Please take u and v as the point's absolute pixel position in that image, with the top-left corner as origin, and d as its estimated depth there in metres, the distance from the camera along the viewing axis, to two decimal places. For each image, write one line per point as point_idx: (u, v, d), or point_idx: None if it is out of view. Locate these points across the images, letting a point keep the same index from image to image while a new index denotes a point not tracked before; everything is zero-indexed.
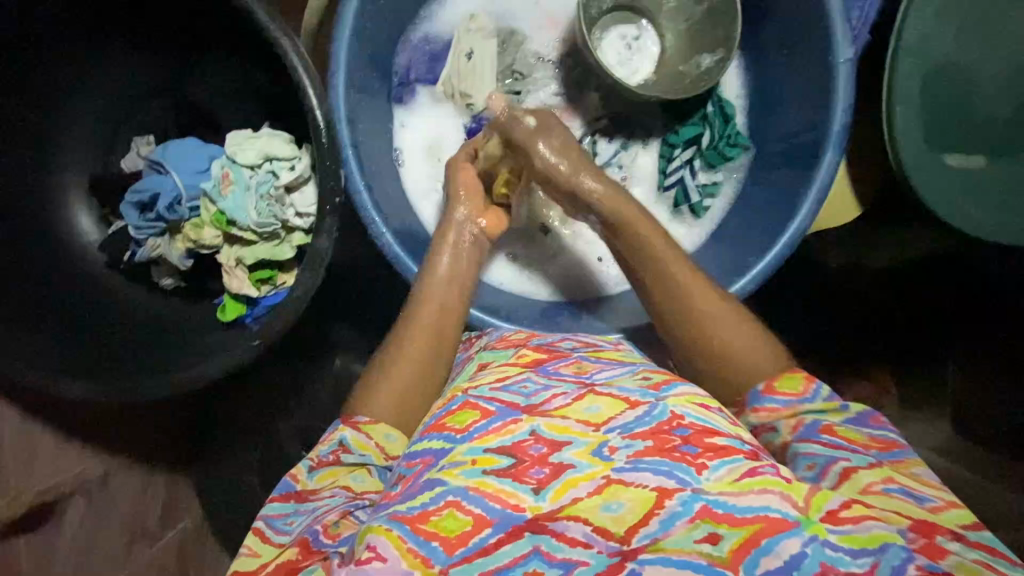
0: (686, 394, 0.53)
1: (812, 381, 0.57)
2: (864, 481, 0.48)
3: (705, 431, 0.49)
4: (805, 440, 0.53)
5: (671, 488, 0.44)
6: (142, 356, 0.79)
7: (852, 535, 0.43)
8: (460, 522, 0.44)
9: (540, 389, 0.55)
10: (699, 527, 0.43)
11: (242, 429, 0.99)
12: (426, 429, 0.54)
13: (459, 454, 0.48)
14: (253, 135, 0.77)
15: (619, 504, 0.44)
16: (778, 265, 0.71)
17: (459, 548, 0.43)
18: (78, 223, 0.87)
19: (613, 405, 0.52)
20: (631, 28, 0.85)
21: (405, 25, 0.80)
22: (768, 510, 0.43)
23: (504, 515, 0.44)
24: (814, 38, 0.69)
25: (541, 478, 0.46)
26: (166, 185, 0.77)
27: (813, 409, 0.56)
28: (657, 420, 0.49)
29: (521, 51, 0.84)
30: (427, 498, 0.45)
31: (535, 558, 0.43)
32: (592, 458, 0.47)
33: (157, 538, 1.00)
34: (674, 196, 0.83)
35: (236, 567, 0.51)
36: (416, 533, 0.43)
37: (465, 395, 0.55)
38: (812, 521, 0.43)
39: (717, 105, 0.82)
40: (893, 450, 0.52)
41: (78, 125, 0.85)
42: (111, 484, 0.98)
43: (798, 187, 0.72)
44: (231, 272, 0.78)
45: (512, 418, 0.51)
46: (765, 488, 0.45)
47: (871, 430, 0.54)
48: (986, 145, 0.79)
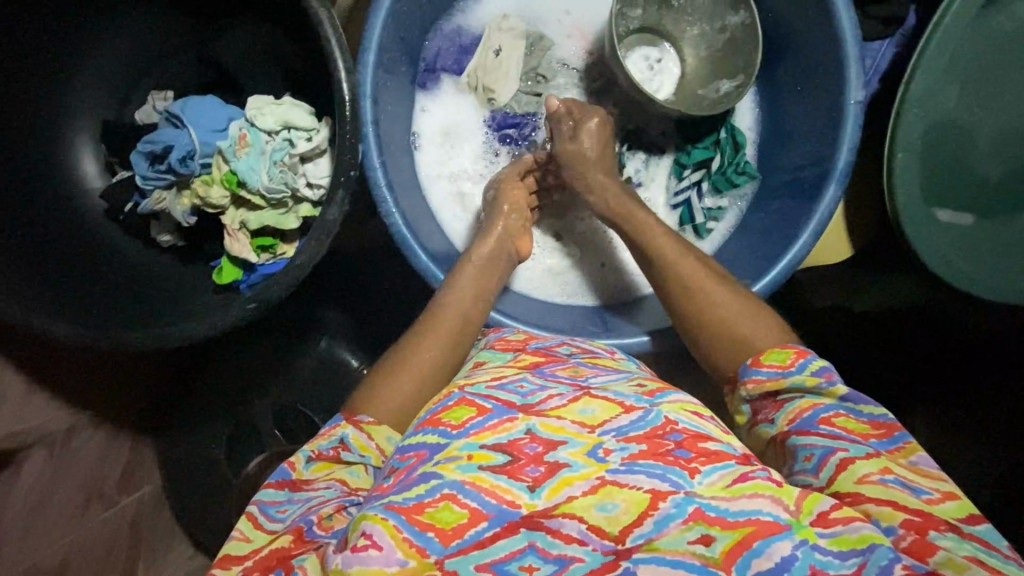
0: (679, 402, 0.55)
1: (802, 355, 0.58)
2: (861, 472, 0.48)
3: (696, 437, 0.50)
4: (802, 432, 0.53)
5: (665, 490, 0.45)
6: (132, 308, 0.78)
7: (842, 537, 0.44)
8: (456, 515, 0.44)
9: (537, 390, 0.55)
10: (693, 529, 0.44)
11: (219, 398, 0.98)
12: (421, 422, 0.54)
13: (454, 449, 0.48)
14: (276, 101, 0.77)
15: (614, 505, 0.45)
16: (772, 290, 0.73)
17: (454, 540, 0.44)
18: (82, 167, 0.86)
19: (608, 409, 0.52)
20: (654, 50, 0.86)
21: (439, 14, 0.81)
22: (760, 514, 0.44)
23: (499, 510, 0.45)
24: (829, 76, 0.72)
25: (536, 476, 0.46)
26: (180, 139, 0.75)
27: (799, 385, 0.57)
28: (650, 425, 0.51)
29: (545, 57, 0.84)
30: (422, 490, 0.46)
31: (531, 553, 0.43)
32: (587, 459, 0.47)
33: (114, 503, 0.99)
34: (680, 214, 0.84)
35: (226, 550, 0.50)
36: (411, 523, 0.44)
37: (462, 392, 0.55)
38: (801, 526, 0.44)
39: (729, 132, 0.83)
40: (894, 435, 0.52)
41: (94, 71, 0.85)
42: (74, 440, 0.96)
43: (799, 215, 0.74)
44: (234, 235, 0.77)
45: (508, 416, 0.51)
46: (757, 493, 0.45)
47: (871, 411, 0.54)
48: (977, 204, 0.82)
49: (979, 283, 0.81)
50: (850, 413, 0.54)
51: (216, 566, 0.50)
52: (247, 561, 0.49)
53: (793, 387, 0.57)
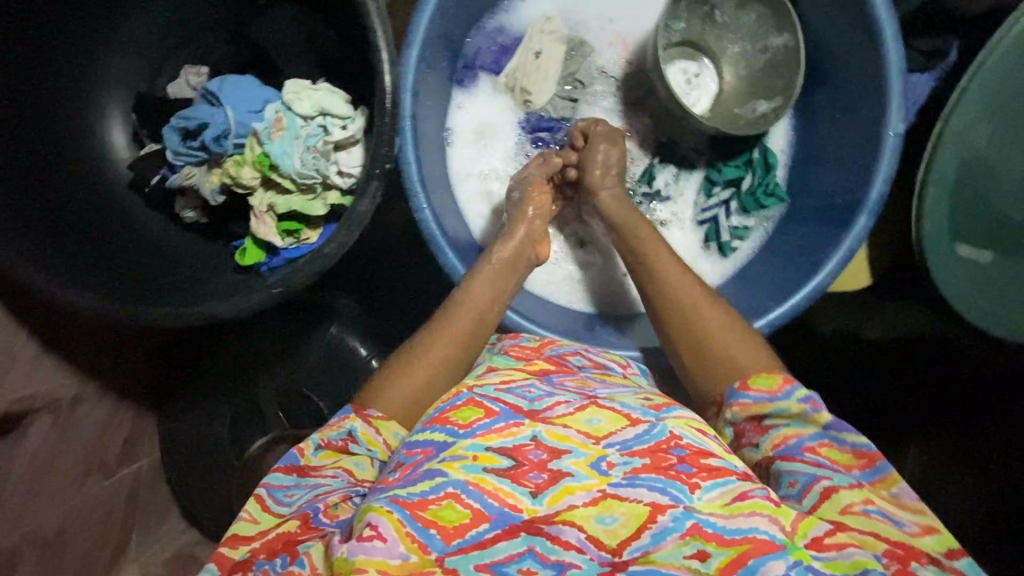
0: (685, 418, 0.55)
1: (790, 382, 0.57)
2: (845, 502, 0.49)
3: (700, 453, 0.51)
4: (787, 458, 0.54)
5: (664, 504, 0.46)
6: (152, 283, 0.78)
7: (835, 562, 0.45)
8: (459, 514, 0.45)
9: (543, 396, 0.55)
10: (690, 544, 0.45)
11: (226, 373, 1.00)
12: (429, 419, 0.55)
13: (460, 448, 0.49)
14: (312, 86, 0.77)
15: (613, 518, 0.46)
16: (795, 315, 0.73)
17: (456, 539, 0.44)
18: (110, 136, 0.86)
19: (614, 420, 0.52)
20: (693, 64, 0.86)
21: (483, 12, 0.81)
22: (755, 532, 0.45)
23: (500, 513, 0.45)
24: (869, 106, 0.72)
25: (539, 482, 0.47)
26: (215, 117, 0.75)
27: (784, 410, 0.56)
28: (654, 439, 0.51)
29: (585, 63, 0.84)
30: (427, 486, 0.46)
31: (529, 557, 0.44)
32: (589, 471, 0.48)
33: (111, 474, 1.01)
34: (706, 231, 0.84)
35: (233, 531, 0.51)
36: (415, 518, 0.44)
37: (470, 392, 0.55)
38: (796, 547, 0.46)
39: (762, 153, 0.83)
40: (876, 465, 0.52)
41: (130, 42, 0.84)
42: (78, 411, 0.95)
43: (825, 242, 0.75)
44: (261, 217, 0.77)
45: (515, 420, 0.51)
46: (755, 512, 0.47)
47: (853, 439, 0.54)
48: (998, 242, 0.82)
49: (995, 320, 0.81)
50: (834, 442, 0.54)
51: (223, 545, 0.50)
52: (254, 543, 0.49)
53: (779, 413, 0.56)
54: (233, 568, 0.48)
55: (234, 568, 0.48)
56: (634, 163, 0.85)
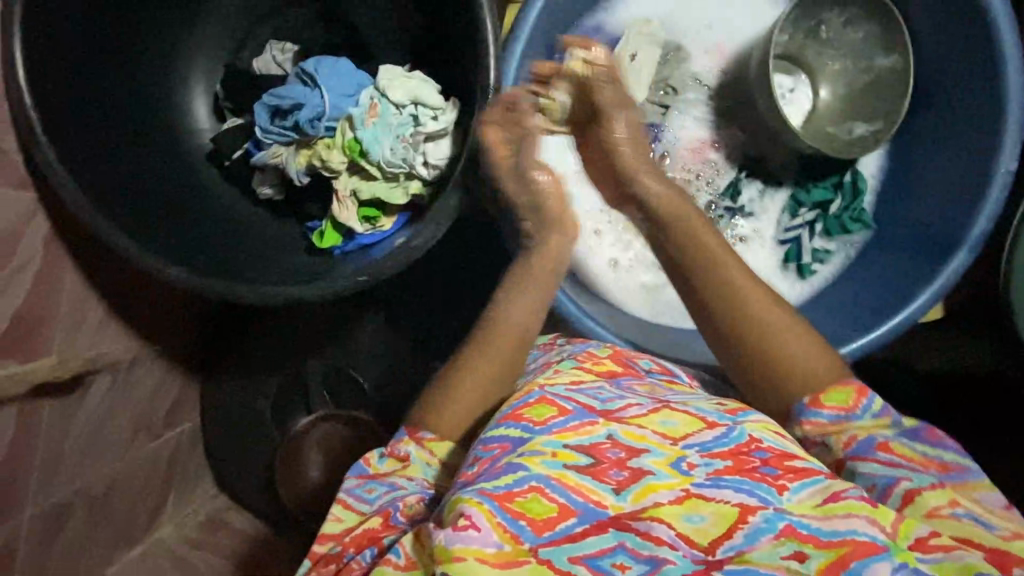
0: (761, 421, 0.53)
1: (865, 394, 0.54)
2: (930, 505, 0.47)
3: (783, 456, 0.49)
4: (860, 459, 0.52)
5: (754, 505, 0.44)
6: (230, 257, 0.78)
7: (943, 563, 0.43)
8: (546, 507, 0.43)
9: (615, 398, 0.56)
10: (785, 545, 0.42)
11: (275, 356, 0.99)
12: (502, 416, 0.53)
13: (538, 444, 0.48)
14: (407, 74, 0.75)
15: (701, 517, 0.44)
16: (878, 346, 0.72)
17: (547, 531, 0.43)
18: (194, 109, 0.86)
19: (690, 423, 0.52)
20: (788, 79, 0.83)
21: (584, 9, 0.78)
22: (855, 534, 0.43)
23: (587, 509, 0.44)
24: (979, 138, 0.70)
25: (620, 480, 0.46)
26: (310, 98, 0.74)
27: (861, 425, 0.53)
28: (736, 441, 0.50)
29: (680, 69, 0.82)
30: (510, 480, 0.44)
31: (621, 552, 0.42)
32: (671, 470, 0.47)
33: (158, 436, 1.02)
34: (787, 251, 0.82)
35: (322, 531, 0.54)
36: (505, 509, 0.43)
37: (542, 391, 0.54)
38: (901, 549, 0.43)
39: (854, 176, 0.81)
40: (952, 470, 0.51)
41: (220, 14, 0.85)
42: (135, 371, 0.96)
43: (919, 273, 0.73)
44: (343, 201, 0.77)
45: (589, 420, 0.51)
46: (850, 513, 0.44)
47: (931, 449, 0.52)
48: None
49: None
50: (910, 446, 0.52)
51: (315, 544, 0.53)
52: (341, 542, 0.52)
53: (859, 427, 0.53)
54: (329, 558, 0.51)
55: (331, 558, 0.51)
56: (720, 176, 0.83)
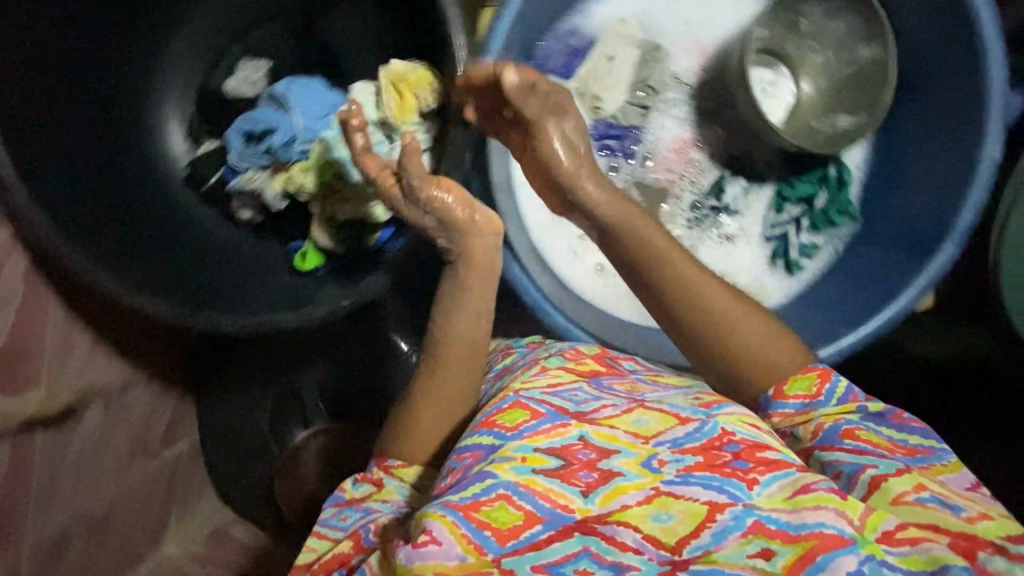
0: (736, 414, 0.54)
1: (827, 379, 0.57)
2: (896, 491, 0.48)
3: (755, 447, 0.50)
4: (827, 447, 0.53)
5: (723, 503, 0.46)
6: (213, 284, 0.77)
7: (909, 557, 0.44)
8: (511, 516, 0.45)
9: (590, 399, 0.56)
10: (752, 543, 0.44)
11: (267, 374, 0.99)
12: (477, 424, 0.54)
13: (509, 450, 0.49)
14: (380, 90, 0.75)
15: (669, 515, 0.46)
16: (867, 343, 0.72)
17: (511, 540, 0.44)
18: (168, 135, 0.84)
19: (663, 420, 0.54)
20: (769, 73, 0.82)
21: (559, 13, 0.77)
22: (823, 526, 0.44)
23: (553, 515, 0.46)
24: (966, 132, 0.69)
25: (590, 482, 0.47)
26: (282, 122, 0.73)
27: (825, 412, 0.56)
28: (707, 437, 0.51)
29: (660, 68, 0.80)
30: (478, 488, 0.46)
31: (585, 557, 0.44)
32: (641, 469, 0.48)
33: (155, 456, 1.02)
34: (774, 248, 0.82)
35: (297, 562, 0.55)
36: (470, 520, 0.44)
37: (517, 395, 0.55)
38: (868, 542, 0.44)
39: (839, 170, 0.80)
40: (917, 455, 0.52)
41: (190, 34, 0.82)
42: (127, 396, 0.96)
43: (904, 269, 0.72)
44: (323, 224, 0.76)
45: (562, 422, 0.52)
46: (821, 505, 0.45)
47: (893, 433, 0.54)
48: None
49: None
50: (872, 429, 0.54)
51: None
52: (313, 569, 0.53)
53: (824, 414, 0.56)
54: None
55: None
56: (704, 175, 0.82)
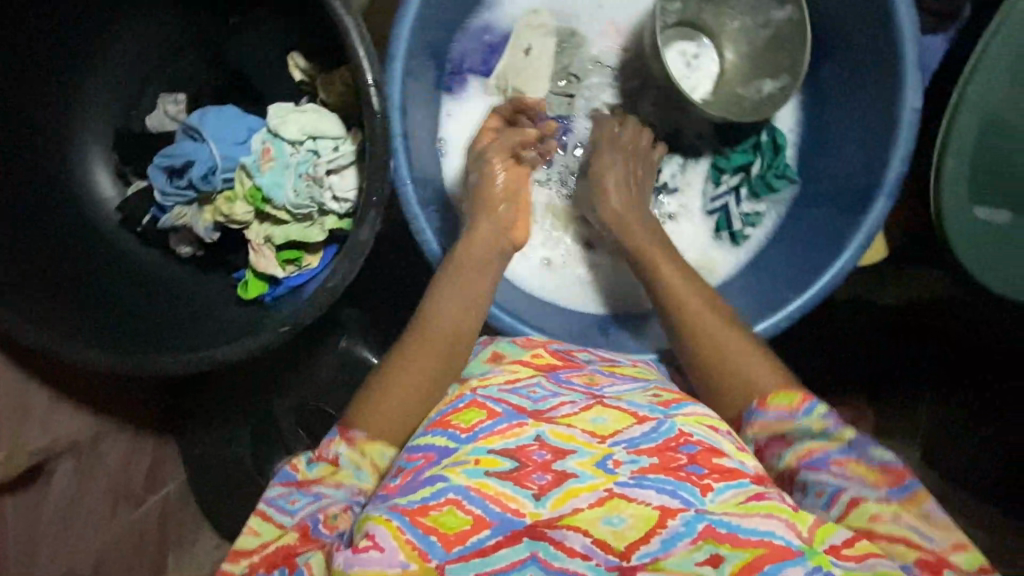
0: (695, 415, 0.52)
1: (808, 399, 0.55)
2: (872, 511, 0.48)
3: (712, 450, 0.48)
4: (811, 469, 0.52)
5: (675, 508, 0.44)
6: (153, 328, 0.76)
7: (855, 571, 0.44)
8: (460, 520, 0.43)
9: (548, 396, 0.53)
10: (702, 549, 0.42)
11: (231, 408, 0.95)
12: (430, 423, 0.52)
13: (463, 454, 0.46)
14: (298, 108, 0.74)
15: (620, 519, 0.43)
16: (814, 306, 0.71)
17: (457, 546, 0.42)
18: (96, 179, 0.83)
19: (620, 419, 0.50)
20: (692, 45, 0.82)
21: (469, 11, 0.78)
22: (771, 536, 0.43)
23: (503, 519, 0.43)
24: (884, 85, 0.69)
25: (542, 484, 0.45)
26: (200, 153, 0.73)
27: (805, 430, 0.54)
28: (663, 437, 0.48)
29: (578, 55, 0.82)
30: (427, 492, 0.44)
31: (532, 564, 0.42)
32: (595, 470, 0.46)
33: (140, 502, 0.97)
34: (717, 221, 0.82)
35: (236, 545, 0.51)
36: (416, 525, 0.42)
37: (473, 394, 0.52)
38: (815, 552, 0.43)
39: (771, 134, 0.80)
40: (902, 483, 0.50)
41: (102, 76, 0.81)
42: (101, 447, 0.92)
43: (843, 228, 0.72)
44: (260, 250, 0.75)
45: (518, 421, 0.49)
46: (771, 514, 0.44)
47: (878, 457, 0.52)
48: (1019, 206, 0.78)
49: (1017, 290, 0.78)
50: (858, 460, 0.52)
51: (227, 560, 0.50)
52: (256, 557, 0.49)
53: (802, 431, 0.54)
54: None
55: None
56: None
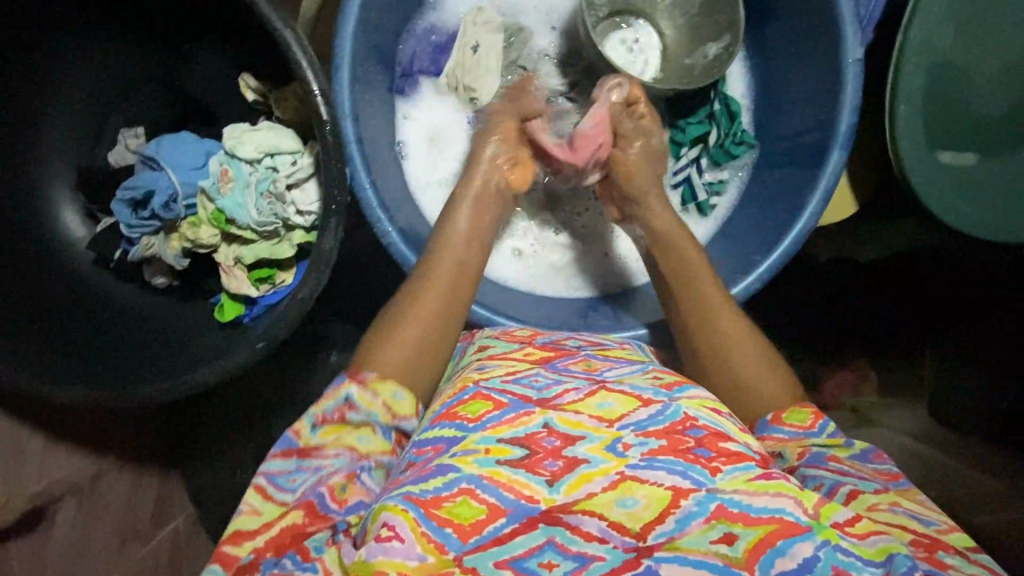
0: (698, 399, 0.50)
1: (820, 416, 0.54)
2: (871, 501, 0.46)
3: (717, 434, 0.46)
4: (812, 465, 0.50)
5: (686, 487, 0.42)
6: (132, 359, 0.76)
7: (859, 546, 0.41)
8: (474, 510, 0.41)
9: (552, 384, 0.51)
10: (715, 528, 0.40)
11: (225, 433, 0.93)
12: (437, 416, 0.49)
13: (471, 443, 0.44)
14: (251, 128, 0.75)
15: (634, 501, 0.41)
16: (783, 265, 0.72)
17: (474, 536, 0.40)
18: (63, 220, 0.84)
19: (626, 402, 0.48)
20: (629, 31, 0.85)
21: (411, 15, 0.79)
22: (782, 512, 0.41)
23: (517, 506, 0.41)
24: (824, 40, 0.70)
25: (554, 471, 0.43)
26: (160, 181, 0.74)
27: (819, 445, 0.52)
28: (669, 419, 0.46)
29: (526, 47, 0.84)
30: (440, 483, 0.42)
31: (549, 549, 0.39)
32: (605, 454, 0.43)
33: (149, 538, 0.93)
34: (682, 193, 0.83)
35: (234, 527, 0.46)
36: (430, 517, 0.40)
37: (477, 386, 0.50)
38: (823, 527, 0.41)
39: (722, 103, 0.81)
40: (898, 481, 0.49)
41: (60, 116, 0.81)
42: (100, 486, 0.90)
43: (803, 185, 0.72)
44: (230, 271, 0.76)
45: (525, 410, 0.47)
46: (781, 492, 0.42)
47: (877, 463, 0.51)
48: (980, 144, 0.78)
49: (988, 226, 0.78)
50: (859, 462, 0.51)
51: (224, 544, 0.45)
52: (261, 537, 0.45)
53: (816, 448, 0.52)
54: (240, 568, 0.44)
55: (241, 568, 0.44)
56: None
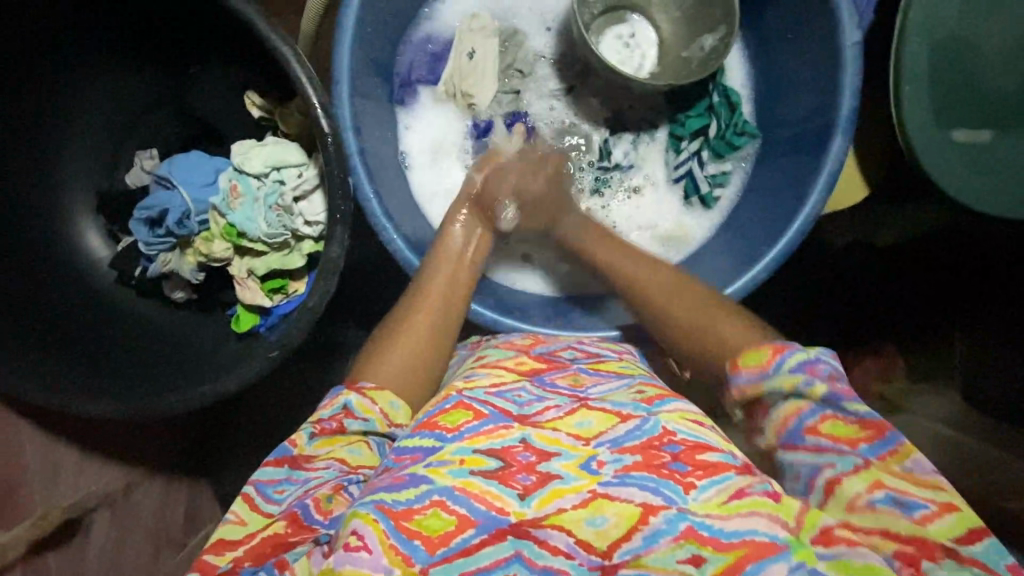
0: (679, 410, 0.50)
1: (778, 353, 0.51)
2: (850, 494, 0.44)
3: (696, 446, 0.46)
4: (789, 446, 0.48)
5: (657, 505, 0.42)
6: (155, 372, 0.79)
7: (845, 561, 0.40)
8: (443, 522, 0.42)
9: (534, 400, 0.51)
10: (683, 547, 0.41)
11: (252, 437, 0.96)
12: (416, 424, 0.49)
13: (446, 453, 0.45)
14: (259, 143, 0.77)
15: (603, 519, 0.42)
16: (791, 253, 0.71)
17: (440, 548, 0.41)
18: (86, 241, 0.87)
19: (604, 420, 0.48)
20: (625, 27, 0.86)
21: (407, 25, 0.81)
22: (755, 534, 0.41)
23: (488, 517, 0.42)
24: (821, 24, 0.69)
25: (526, 484, 0.43)
26: (173, 200, 0.77)
27: (779, 392, 0.50)
28: (647, 434, 0.46)
29: (522, 49, 0.84)
30: (411, 495, 0.42)
31: (516, 562, 0.40)
32: (579, 471, 0.44)
33: (181, 546, 0.96)
34: (684, 187, 0.83)
35: (221, 534, 0.47)
36: (399, 529, 0.41)
37: (459, 394, 0.50)
38: (801, 547, 0.41)
39: (722, 94, 0.81)
40: (884, 435, 0.45)
41: (79, 142, 0.85)
42: (134, 496, 0.92)
43: (806, 175, 0.71)
44: (244, 283, 0.78)
45: (504, 424, 0.47)
46: (753, 511, 0.42)
47: (857, 409, 0.47)
48: (993, 120, 0.76)
49: (1005, 205, 0.76)
50: (835, 414, 0.47)
51: (206, 552, 0.46)
52: (243, 548, 0.45)
53: (773, 394, 0.50)
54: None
55: None
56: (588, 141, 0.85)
